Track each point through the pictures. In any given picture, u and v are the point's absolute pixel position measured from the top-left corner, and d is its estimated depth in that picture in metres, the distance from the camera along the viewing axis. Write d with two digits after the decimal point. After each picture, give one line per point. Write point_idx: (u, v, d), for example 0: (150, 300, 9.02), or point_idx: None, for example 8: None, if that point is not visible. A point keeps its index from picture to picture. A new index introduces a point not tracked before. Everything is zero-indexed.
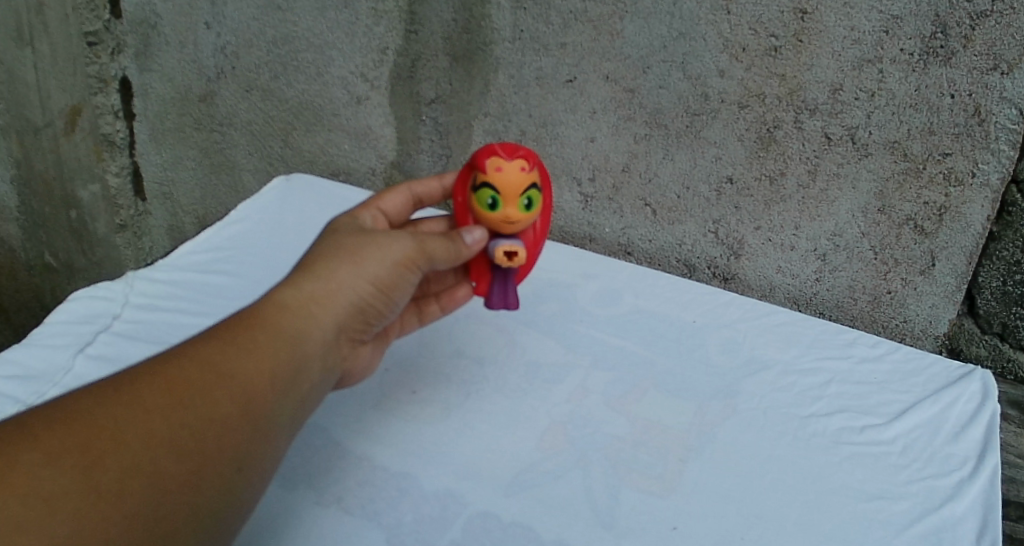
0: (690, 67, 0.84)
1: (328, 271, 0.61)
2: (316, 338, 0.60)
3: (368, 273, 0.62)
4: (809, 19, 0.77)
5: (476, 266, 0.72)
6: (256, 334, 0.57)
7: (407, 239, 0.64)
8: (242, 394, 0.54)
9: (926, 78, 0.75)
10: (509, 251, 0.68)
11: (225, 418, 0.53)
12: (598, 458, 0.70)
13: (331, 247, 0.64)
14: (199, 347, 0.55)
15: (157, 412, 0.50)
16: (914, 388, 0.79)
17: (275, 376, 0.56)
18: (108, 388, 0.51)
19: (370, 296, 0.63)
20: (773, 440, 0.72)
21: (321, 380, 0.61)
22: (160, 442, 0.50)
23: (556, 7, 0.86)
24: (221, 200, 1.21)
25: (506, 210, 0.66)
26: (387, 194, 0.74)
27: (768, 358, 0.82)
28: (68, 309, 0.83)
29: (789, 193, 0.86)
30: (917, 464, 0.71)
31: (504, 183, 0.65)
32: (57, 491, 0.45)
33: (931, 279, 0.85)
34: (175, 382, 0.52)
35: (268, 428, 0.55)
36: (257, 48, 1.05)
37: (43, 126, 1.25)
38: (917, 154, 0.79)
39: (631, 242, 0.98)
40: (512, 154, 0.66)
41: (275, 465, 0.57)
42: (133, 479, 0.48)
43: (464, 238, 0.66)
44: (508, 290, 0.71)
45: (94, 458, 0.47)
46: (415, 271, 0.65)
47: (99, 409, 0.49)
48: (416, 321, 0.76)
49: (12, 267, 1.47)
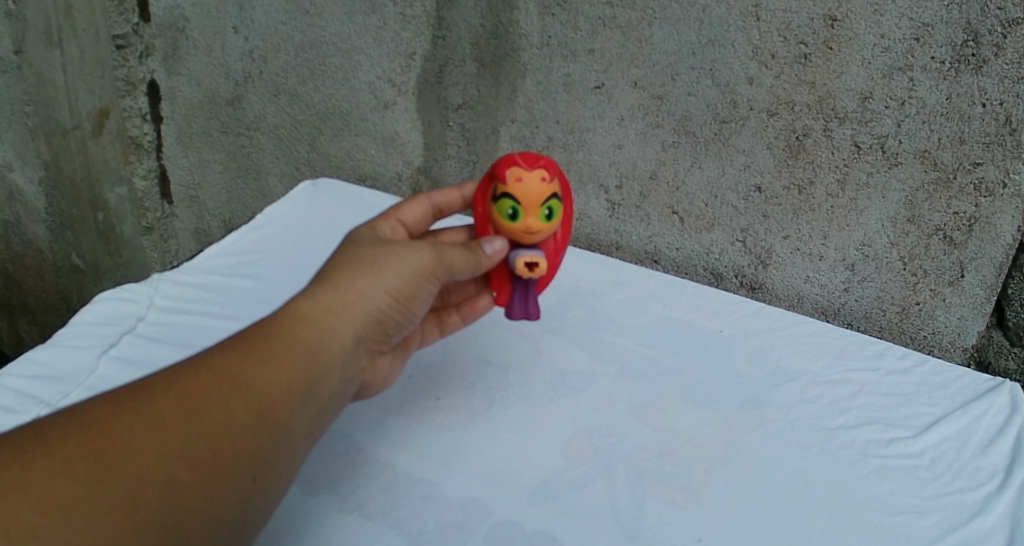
0: (719, 75, 0.83)
1: (346, 282, 0.61)
2: (334, 348, 0.60)
3: (387, 284, 0.62)
4: (839, 26, 0.76)
5: (498, 277, 0.72)
6: (273, 344, 0.57)
7: (426, 249, 0.64)
8: (258, 404, 0.54)
9: (958, 87, 0.74)
10: (530, 262, 0.67)
11: (241, 428, 0.53)
12: (623, 468, 0.69)
13: (349, 257, 0.64)
14: (217, 357, 0.55)
15: (173, 420, 0.51)
16: (942, 401, 0.78)
17: (292, 386, 0.56)
18: (125, 397, 0.51)
19: (388, 306, 0.63)
20: (800, 452, 0.72)
21: (340, 390, 0.61)
22: (176, 451, 0.50)
23: (584, 13, 0.86)
24: (247, 204, 1.21)
25: (526, 221, 0.66)
26: (408, 204, 0.74)
27: (796, 369, 0.81)
28: (93, 310, 0.83)
29: (818, 201, 0.85)
30: (945, 478, 0.70)
31: (525, 194, 0.65)
32: (70, 499, 0.45)
33: (960, 290, 0.84)
34: (192, 391, 0.52)
35: (284, 439, 0.55)
36: (285, 52, 1.05)
37: (72, 128, 1.26)
38: (948, 163, 0.78)
39: (658, 250, 0.97)
40: (532, 165, 0.66)
41: (292, 476, 0.57)
42: (148, 487, 0.48)
43: (484, 249, 0.66)
44: (529, 301, 0.71)
45: (109, 467, 0.47)
46: (434, 281, 0.65)
47: (115, 418, 0.49)
48: (437, 332, 0.76)
49: (39, 268, 1.49)
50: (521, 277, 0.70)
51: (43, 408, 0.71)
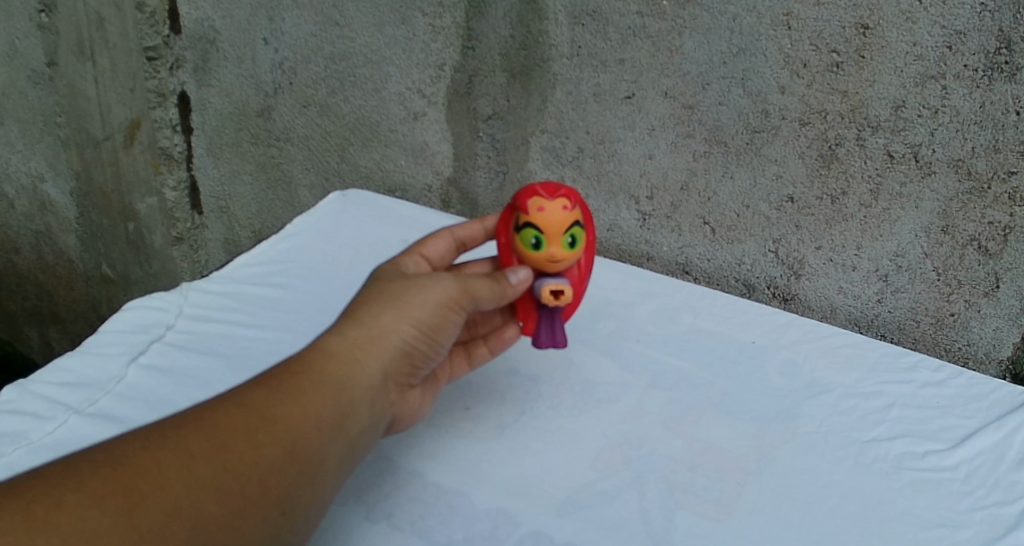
0: (750, 84, 0.83)
1: (371, 316, 0.61)
2: (362, 383, 0.59)
3: (412, 317, 0.61)
4: (870, 35, 0.76)
5: (523, 306, 0.71)
6: (301, 381, 0.57)
7: (451, 280, 0.63)
8: (288, 438, 0.55)
9: (991, 94, 0.74)
10: (555, 290, 0.67)
11: (270, 462, 0.54)
12: (654, 480, 0.69)
13: (376, 292, 0.63)
14: (246, 395, 0.56)
15: (202, 455, 0.52)
16: (978, 413, 0.76)
17: (320, 420, 0.56)
18: (156, 433, 0.52)
19: (415, 339, 0.62)
20: (833, 465, 0.71)
21: (371, 424, 0.61)
22: (204, 485, 0.51)
23: (614, 23, 0.86)
24: (277, 215, 1.21)
25: (550, 249, 0.66)
26: (430, 239, 0.73)
27: (830, 381, 0.80)
28: (123, 318, 0.84)
29: (851, 211, 0.84)
30: (981, 491, 0.69)
31: (548, 223, 0.65)
32: (100, 531, 0.47)
33: (995, 302, 0.83)
34: (221, 426, 0.53)
35: (314, 472, 0.56)
36: (314, 63, 1.06)
37: (104, 139, 1.27)
38: (982, 172, 0.77)
39: (689, 262, 0.96)
40: (554, 194, 0.66)
41: (322, 509, 0.57)
42: (177, 518, 0.49)
43: (509, 279, 0.65)
44: (556, 329, 0.70)
45: (138, 500, 0.49)
46: (460, 312, 0.64)
47: (146, 453, 0.51)
48: (466, 365, 0.74)
49: (70, 278, 1.51)
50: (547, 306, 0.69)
51: (70, 414, 0.72)
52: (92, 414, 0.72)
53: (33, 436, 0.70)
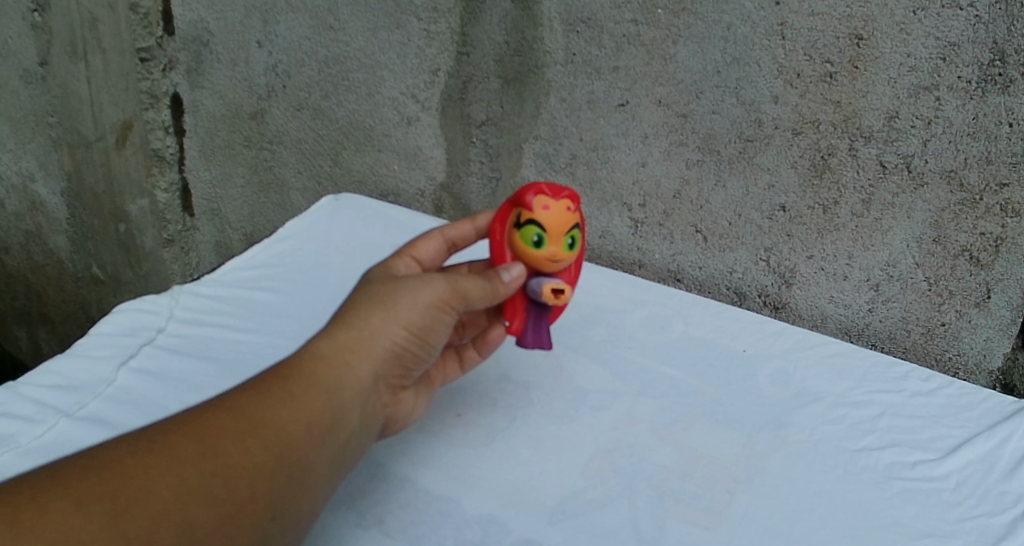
0: (744, 93, 0.83)
1: (360, 319, 0.61)
2: (352, 386, 0.59)
3: (402, 319, 0.61)
4: (864, 45, 0.76)
5: (511, 302, 0.70)
6: (290, 384, 0.57)
7: (440, 281, 0.63)
8: (276, 442, 0.54)
9: (985, 106, 0.74)
10: (552, 290, 0.67)
11: (258, 466, 0.53)
12: (645, 488, 0.69)
13: (365, 294, 0.63)
14: (234, 400, 0.55)
15: (189, 460, 0.51)
16: (968, 423, 0.77)
17: (311, 424, 0.56)
18: (143, 438, 0.52)
19: (405, 341, 0.61)
20: (823, 474, 0.71)
21: (362, 428, 0.61)
22: (192, 491, 0.50)
23: (609, 31, 0.86)
24: (268, 218, 1.21)
25: (550, 248, 0.66)
26: (421, 240, 0.73)
27: (820, 390, 0.80)
28: (114, 320, 0.83)
29: (843, 220, 0.84)
30: (970, 501, 0.69)
31: (550, 223, 0.65)
32: (85, 538, 0.46)
33: (986, 312, 0.83)
34: (209, 430, 0.53)
35: (304, 476, 0.56)
36: (308, 67, 1.05)
37: (96, 139, 1.27)
38: (974, 183, 0.77)
39: (681, 269, 0.96)
40: (558, 194, 0.66)
41: (313, 514, 0.57)
42: (164, 525, 0.49)
43: (501, 277, 0.65)
44: (541, 330, 0.70)
45: (124, 506, 0.48)
46: (451, 313, 0.64)
47: (133, 458, 0.50)
48: (458, 368, 0.74)
49: (60, 278, 1.50)
50: (537, 306, 0.69)
51: (60, 418, 0.71)
52: (82, 417, 0.71)
53: (23, 440, 0.69)
